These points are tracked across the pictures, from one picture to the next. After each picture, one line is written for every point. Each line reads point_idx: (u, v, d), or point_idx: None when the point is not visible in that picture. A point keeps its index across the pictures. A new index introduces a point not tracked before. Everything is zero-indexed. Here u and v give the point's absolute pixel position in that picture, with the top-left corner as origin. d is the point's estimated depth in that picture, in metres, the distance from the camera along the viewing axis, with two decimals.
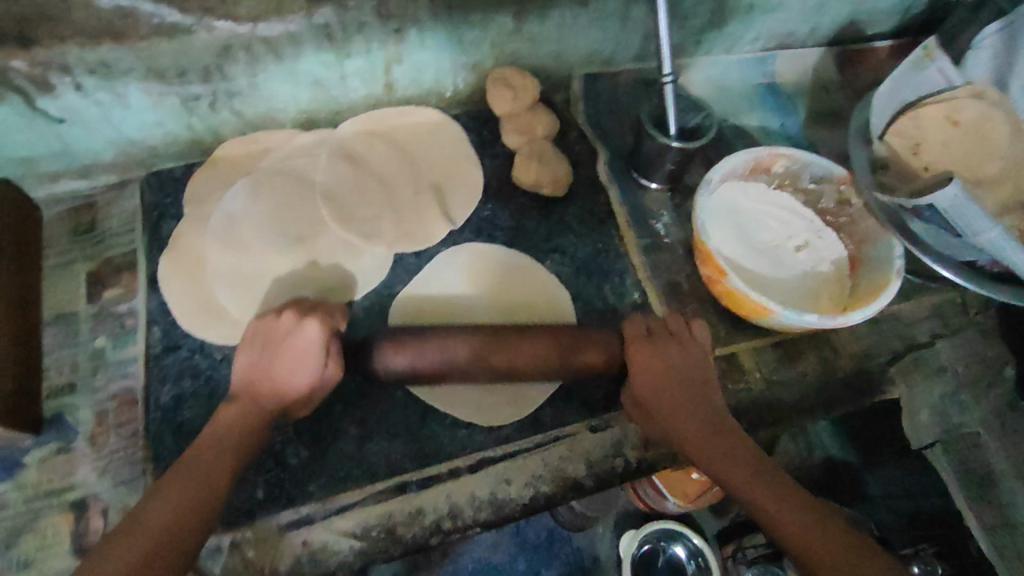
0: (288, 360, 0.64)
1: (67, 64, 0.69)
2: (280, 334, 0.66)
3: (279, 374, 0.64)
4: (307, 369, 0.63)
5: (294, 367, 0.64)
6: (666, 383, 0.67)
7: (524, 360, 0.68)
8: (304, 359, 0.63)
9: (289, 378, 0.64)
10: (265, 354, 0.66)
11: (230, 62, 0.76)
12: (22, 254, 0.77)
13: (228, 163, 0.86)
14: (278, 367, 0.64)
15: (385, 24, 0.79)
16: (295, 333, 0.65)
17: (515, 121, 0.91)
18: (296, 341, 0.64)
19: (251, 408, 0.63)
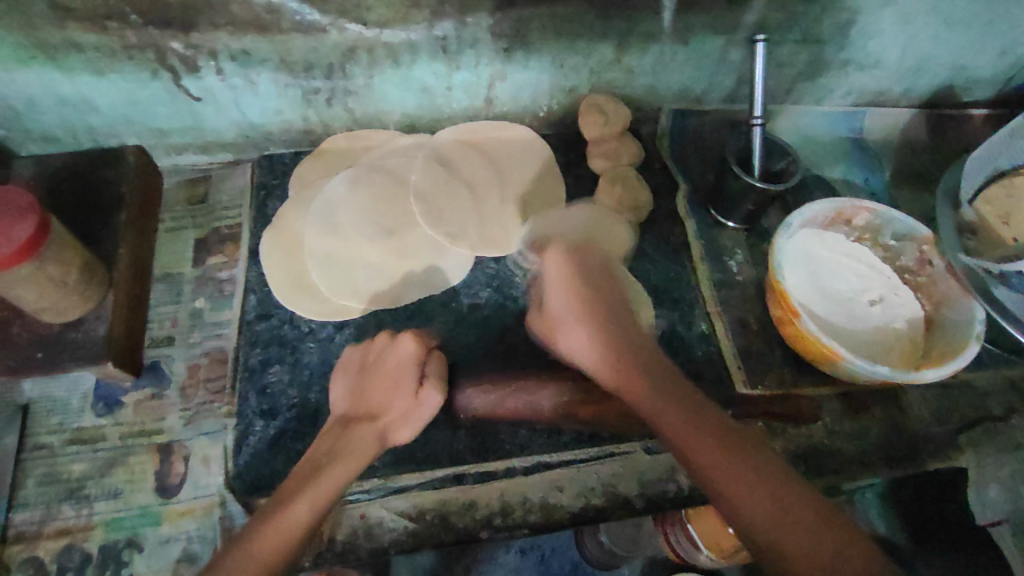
0: (389, 380, 0.70)
1: (214, 50, 0.77)
2: (375, 355, 0.72)
3: (375, 396, 0.69)
4: (402, 389, 0.69)
5: (396, 382, 0.70)
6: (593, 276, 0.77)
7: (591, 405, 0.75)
8: (400, 374, 0.70)
9: (392, 400, 0.69)
10: (363, 377, 0.71)
11: (353, 62, 0.83)
12: (144, 214, 0.85)
13: (332, 155, 0.93)
14: (372, 390, 0.70)
15: (497, 42, 0.84)
16: (390, 351, 0.72)
17: (603, 146, 0.94)
18: (389, 364, 0.71)
19: (353, 444, 0.65)
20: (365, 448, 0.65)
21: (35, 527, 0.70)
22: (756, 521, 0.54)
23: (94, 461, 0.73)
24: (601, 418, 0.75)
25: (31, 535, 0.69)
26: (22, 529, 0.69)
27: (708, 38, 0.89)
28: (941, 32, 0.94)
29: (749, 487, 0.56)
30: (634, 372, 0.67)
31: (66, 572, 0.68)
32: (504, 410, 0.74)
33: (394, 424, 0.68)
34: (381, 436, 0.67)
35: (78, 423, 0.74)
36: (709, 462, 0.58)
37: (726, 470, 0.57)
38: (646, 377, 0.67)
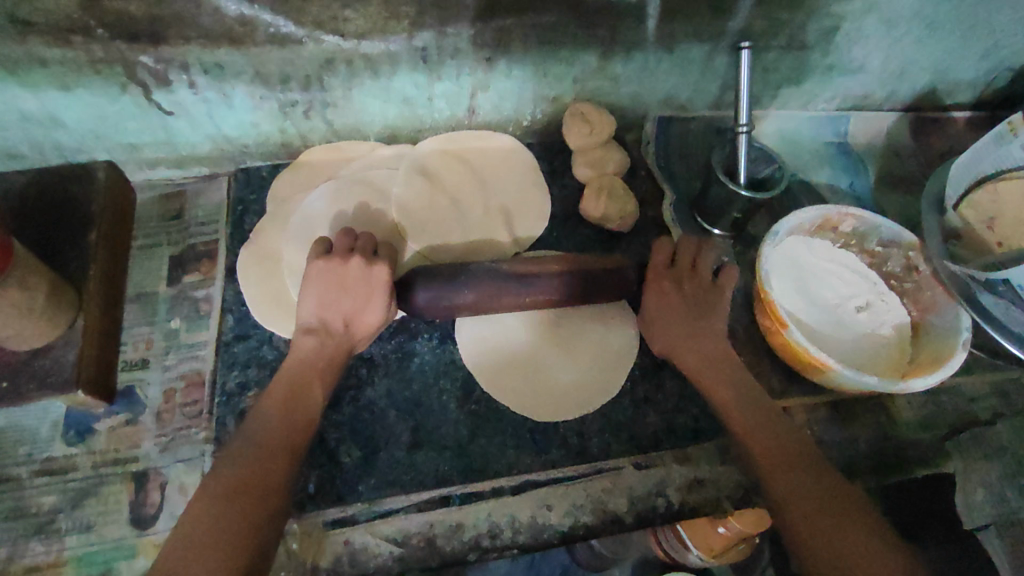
0: (360, 296, 0.70)
1: (186, 63, 0.75)
2: (350, 276, 0.70)
3: (346, 307, 0.69)
4: (381, 302, 0.70)
5: (369, 299, 0.70)
6: (674, 312, 0.75)
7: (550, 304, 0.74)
8: (374, 295, 0.70)
9: (360, 309, 0.70)
10: (335, 295, 0.70)
11: (331, 73, 0.81)
12: (116, 232, 0.82)
13: (310, 167, 0.91)
14: (347, 305, 0.69)
15: (478, 52, 0.82)
16: (368, 274, 0.71)
17: (587, 155, 0.93)
18: (367, 282, 0.70)
19: (322, 346, 0.69)
20: (334, 355, 0.69)
21: (3, 563, 0.67)
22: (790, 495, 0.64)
23: (65, 492, 0.70)
24: (590, 433, 0.74)
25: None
26: None
27: (692, 46, 0.88)
28: (923, 37, 0.93)
29: (817, 498, 0.63)
30: (711, 368, 0.73)
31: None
32: (490, 427, 0.73)
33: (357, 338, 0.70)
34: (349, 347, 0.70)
35: (48, 453, 0.72)
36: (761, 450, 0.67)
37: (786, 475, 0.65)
38: (720, 374, 0.73)
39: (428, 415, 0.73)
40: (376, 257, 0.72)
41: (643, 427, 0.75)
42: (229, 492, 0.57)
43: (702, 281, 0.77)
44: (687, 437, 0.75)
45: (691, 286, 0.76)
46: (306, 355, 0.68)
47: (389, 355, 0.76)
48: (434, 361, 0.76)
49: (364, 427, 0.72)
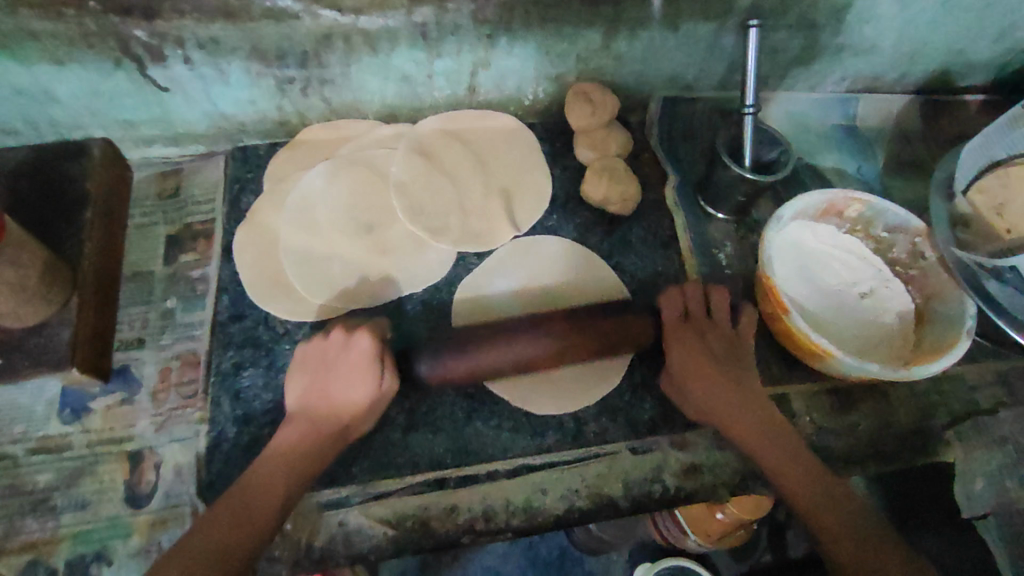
0: (344, 372, 0.66)
1: (181, 38, 0.73)
2: (335, 352, 0.68)
3: (336, 388, 0.66)
4: (364, 380, 0.65)
5: (357, 376, 0.66)
6: (701, 367, 0.70)
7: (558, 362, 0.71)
8: (359, 369, 0.66)
9: (353, 383, 0.66)
10: (320, 375, 0.68)
11: (328, 50, 0.79)
12: (111, 211, 0.82)
13: (309, 146, 0.90)
14: (335, 386, 0.66)
15: (479, 29, 0.81)
16: (350, 347, 0.67)
17: (589, 136, 0.91)
18: (347, 357, 0.67)
19: (311, 430, 0.65)
20: (326, 444, 0.65)
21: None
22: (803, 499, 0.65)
23: (62, 470, 0.70)
24: (586, 418, 0.74)
25: None
26: None
27: (699, 24, 0.86)
28: (938, 17, 0.91)
29: (829, 503, 0.64)
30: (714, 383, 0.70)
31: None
32: (486, 411, 0.73)
33: (357, 416, 0.67)
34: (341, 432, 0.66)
35: (44, 432, 0.72)
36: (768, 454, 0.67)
37: (798, 479, 0.66)
38: (719, 390, 0.70)
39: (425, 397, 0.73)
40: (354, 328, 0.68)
41: (640, 412, 0.75)
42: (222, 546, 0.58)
43: (723, 331, 0.73)
44: (685, 422, 0.75)
45: (714, 337, 0.73)
46: (291, 438, 0.65)
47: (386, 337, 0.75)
48: None
49: None
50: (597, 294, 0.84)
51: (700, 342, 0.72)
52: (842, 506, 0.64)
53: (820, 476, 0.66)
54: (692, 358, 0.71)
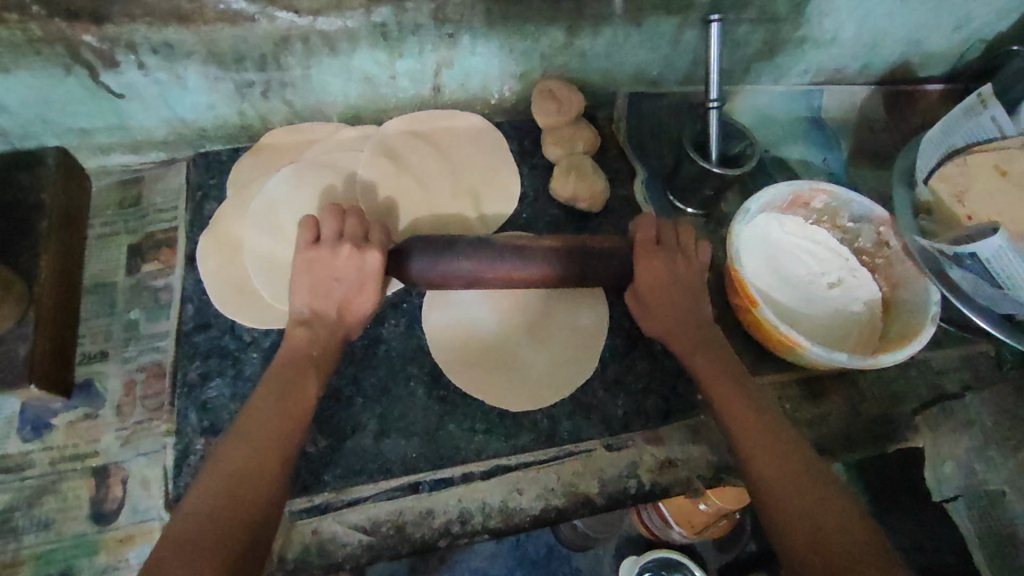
0: (356, 285, 0.70)
1: (133, 43, 0.72)
2: (340, 265, 0.70)
3: (343, 296, 0.70)
4: (373, 292, 0.71)
5: (369, 291, 0.71)
6: (670, 290, 0.74)
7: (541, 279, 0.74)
8: (364, 283, 0.70)
9: (362, 296, 0.71)
10: (326, 282, 0.70)
11: (287, 52, 0.78)
12: (69, 222, 0.80)
13: (273, 151, 0.89)
14: (338, 291, 0.70)
15: (440, 28, 0.80)
16: (359, 264, 0.70)
17: (556, 133, 0.91)
18: (358, 270, 0.70)
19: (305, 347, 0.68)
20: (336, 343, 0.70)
21: None
22: (755, 452, 0.64)
23: (23, 489, 0.68)
24: (559, 417, 0.74)
25: None
26: None
27: (661, 20, 0.86)
28: (895, 9, 0.92)
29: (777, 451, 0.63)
30: (689, 334, 0.73)
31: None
32: (459, 413, 0.72)
33: (354, 321, 0.72)
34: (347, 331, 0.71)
35: (3, 451, 0.70)
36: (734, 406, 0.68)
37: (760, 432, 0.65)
38: (698, 338, 0.73)
39: (396, 401, 0.72)
40: (366, 244, 0.70)
41: (614, 409, 0.75)
42: (217, 497, 0.57)
43: (693, 261, 0.76)
44: (658, 417, 0.75)
45: (683, 265, 0.75)
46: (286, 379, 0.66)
47: (356, 343, 0.75)
48: (402, 347, 0.75)
49: (328, 417, 0.70)
50: None
51: (672, 271, 0.74)
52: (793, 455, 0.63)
53: (782, 435, 0.65)
54: (662, 278, 0.74)
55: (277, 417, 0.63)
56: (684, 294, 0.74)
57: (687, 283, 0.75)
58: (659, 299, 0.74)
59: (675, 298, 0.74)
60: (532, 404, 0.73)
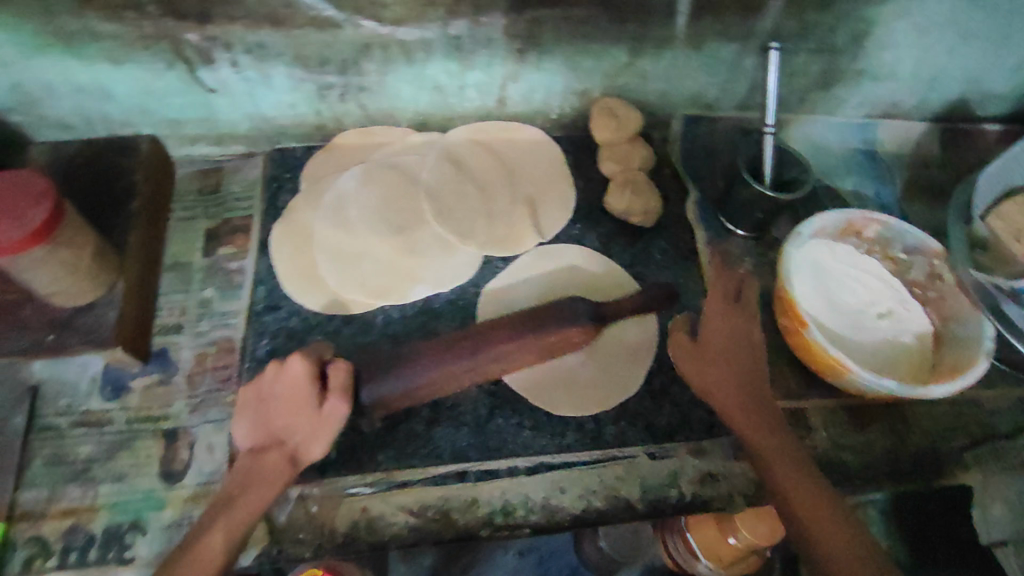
0: (286, 399, 0.64)
1: (230, 42, 0.78)
2: (269, 382, 0.65)
3: (280, 420, 0.64)
4: (304, 404, 0.63)
5: (305, 416, 0.63)
6: (730, 352, 0.72)
7: (487, 363, 0.68)
8: (298, 394, 0.63)
9: (297, 420, 0.64)
10: (262, 404, 0.65)
11: (367, 58, 0.84)
12: (155, 204, 0.86)
13: (343, 150, 0.93)
14: (277, 412, 0.64)
15: (510, 43, 0.85)
16: (283, 376, 0.64)
17: (612, 150, 0.94)
18: (284, 382, 0.64)
19: (267, 488, 0.62)
20: (277, 475, 0.62)
21: (43, 503, 0.69)
22: (825, 541, 0.62)
23: (101, 443, 0.73)
24: (604, 420, 0.75)
25: (37, 514, 0.69)
26: (30, 507, 0.69)
27: (721, 46, 0.90)
28: (956, 47, 0.93)
29: (844, 545, 0.61)
30: (748, 412, 0.70)
31: (70, 551, 0.67)
32: (508, 409, 0.74)
33: (303, 445, 0.63)
34: (291, 458, 0.63)
35: (86, 405, 0.74)
36: (800, 484, 0.65)
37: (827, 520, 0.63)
38: (760, 421, 0.69)
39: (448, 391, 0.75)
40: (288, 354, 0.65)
41: (659, 418, 0.76)
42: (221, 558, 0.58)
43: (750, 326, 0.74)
44: (703, 431, 0.76)
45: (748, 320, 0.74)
46: (268, 469, 0.62)
47: (416, 335, 0.80)
48: None
49: None
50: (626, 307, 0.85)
51: (735, 342, 0.73)
52: (857, 549, 0.61)
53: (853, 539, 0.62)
54: (723, 349, 0.72)
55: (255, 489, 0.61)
56: (739, 372, 0.71)
57: (747, 357, 0.72)
58: (711, 374, 0.71)
59: (728, 371, 0.71)
60: (577, 407, 0.75)
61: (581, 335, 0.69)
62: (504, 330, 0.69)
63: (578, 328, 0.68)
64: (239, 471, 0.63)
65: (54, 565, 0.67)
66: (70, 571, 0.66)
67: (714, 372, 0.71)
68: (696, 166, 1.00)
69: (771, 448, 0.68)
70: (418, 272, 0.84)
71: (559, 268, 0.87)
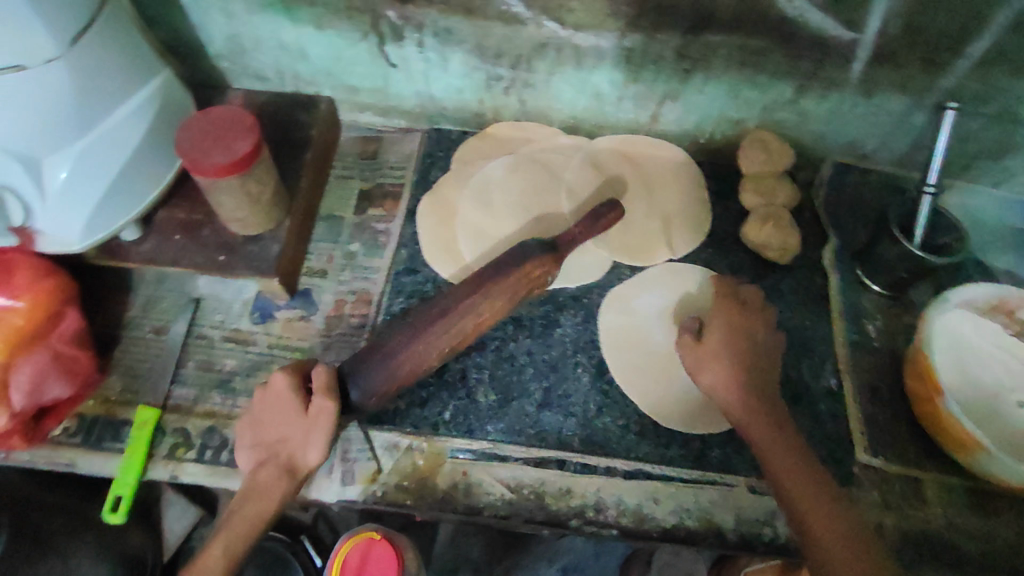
0: (279, 409, 0.68)
1: (423, 24, 0.85)
2: (265, 398, 0.70)
3: (276, 434, 0.68)
4: (293, 411, 0.67)
5: (297, 426, 0.67)
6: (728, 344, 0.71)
7: (454, 320, 0.70)
8: (286, 405, 0.67)
9: (291, 429, 0.67)
10: (261, 419, 0.70)
11: (539, 57, 0.88)
12: (322, 159, 0.94)
13: (495, 140, 0.98)
14: (272, 423, 0.69)
15: (679, 62, 0.86)
16: (271, 390, 0.68)
17: (757, 182, 0.92)
18: (274, 395, 0.68)
19: (263, 502, 0.65)
20: (277, 483, 0.66)
21: (191, 402, 0.77)
22: (825, 546, 0.58)
23: (243, 360, 0.80)
24: (709, 443, 0.75)
25: (184, 410, 0.77)
26: (179, 402, 0.77)
27: (893, 96, 0.88)
28: None
29: (833, 527, 0.59)
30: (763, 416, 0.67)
31: (206, 448, 0.75)
32: (616, 409, 0.76)
33: (297, 453, 0.67)
34: (287, 466, 0.67)
35: (236, 326, 0.83)
36: (798, 489, 0.62)
37: (830, 525, 0.59)
38: (772, 428, 0.67)
39: (560, 381, 0.77)
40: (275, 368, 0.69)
41: None
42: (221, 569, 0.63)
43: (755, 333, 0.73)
44: None
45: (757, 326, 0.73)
46: (265, 479, 0.66)
47: (536, 320, 0.82)
48: (575, 336, 0.81)
49: (502, 377, 0.77)
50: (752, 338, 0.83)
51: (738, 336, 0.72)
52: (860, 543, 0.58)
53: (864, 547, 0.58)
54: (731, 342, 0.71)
55: (261, 500, 0.65)
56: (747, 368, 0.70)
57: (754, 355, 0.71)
58: (720, 369, 0.70)
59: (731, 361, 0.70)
60: (686, 422, 0.75)
61: (538, 266, 0.74)
62: (456, 296, 0.71)
63: (533, 258, 0.74)
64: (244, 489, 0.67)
65: (193, 457, 0.74)
66: (205, 466, 0.74)
67: (714, 368, 0.70)
68: (838, 214, 0.97)
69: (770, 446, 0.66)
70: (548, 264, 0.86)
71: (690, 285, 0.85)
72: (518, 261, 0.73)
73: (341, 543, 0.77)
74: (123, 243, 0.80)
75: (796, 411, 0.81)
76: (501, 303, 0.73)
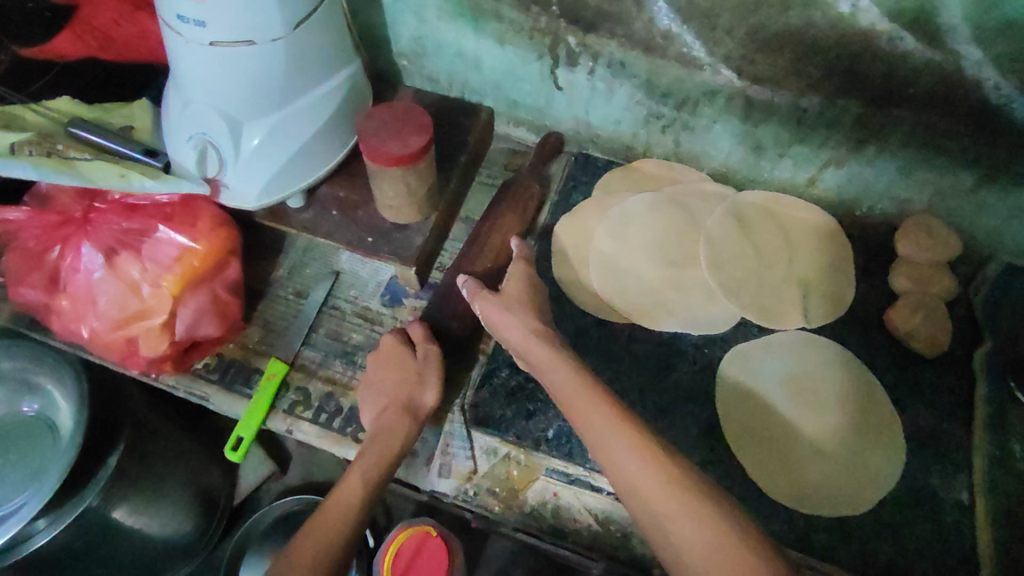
0: (388, 365, 0.78)
1: (599, 53, 0.87)
2: (373, 366, 0.79)
3: (390, 383, 0.76)
4: (401, 358, 0.77)
5: (409, 369, 0.76)
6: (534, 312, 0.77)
7: (482, 240, 0.86)
8: (395, 358, 0.78)
9: (404, 372, 0.76)
10: (373, 382, 0.78)
11: (707, 103, 0.88)
12: (473, 164, 0.98)
13: (641, 173, 0.97)
14: (385, 379, 0.77)
15: (854, 131, 0.83)
16: (380, 352, 0.79)
17: (911, 269, 0.86)
18: (382, 357, 0.79)
19: (391, 441, 0.72)
20: (402, 420, 0.73)
21: (315, 364, 0.83)
22: (685, 541, 0.57)
23: (368, 337, 0.85)
24: (817, 528, 0.74)
25: (309, 370, 0.83)
26: (306, 362, 0.83)
27: None
28: None
29: (683, 510, 0.59)
30: (586, 407, 0.67)
31: (322, 412, 0.80)
32: None
33: (412, 394, 0.74)
34: (407, 407, 0.74)
35: (367, 304, 0.87)
36: (636, 474, 0.62)
37: (683, 515, 0.58)
38: (598, 417, 0.66)
39: None
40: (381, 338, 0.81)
41: (876, 554, 0.72)
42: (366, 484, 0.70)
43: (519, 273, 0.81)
44: None
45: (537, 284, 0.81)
46: (387, 421, 0.73)
47: (654, 361, 0.83)
48: (690, 383, 0.82)
49: None
50: (879, 425, 0.79)
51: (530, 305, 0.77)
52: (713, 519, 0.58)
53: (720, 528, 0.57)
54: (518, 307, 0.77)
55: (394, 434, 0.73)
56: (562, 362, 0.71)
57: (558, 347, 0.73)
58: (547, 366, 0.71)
59: (555, 356, 0.72)
60: (798, 502, 0.75)
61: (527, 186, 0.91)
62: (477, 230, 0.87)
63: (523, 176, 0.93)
64: (369, 439, 0.73)
65: (308, 417, 0.80)
66: (318, 428, 0.79)
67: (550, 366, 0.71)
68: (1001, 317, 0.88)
69: (567, 398, 0.68)
70: (676, 308, 0.86)
71: (819, 357, 0.83)
72: (513, 192, 0.90)
73: (395, 531, 0.80)
74: (287, 209, 0.87)
75: (917, 518, 0.74)
76: (511, 217, 0.88)
